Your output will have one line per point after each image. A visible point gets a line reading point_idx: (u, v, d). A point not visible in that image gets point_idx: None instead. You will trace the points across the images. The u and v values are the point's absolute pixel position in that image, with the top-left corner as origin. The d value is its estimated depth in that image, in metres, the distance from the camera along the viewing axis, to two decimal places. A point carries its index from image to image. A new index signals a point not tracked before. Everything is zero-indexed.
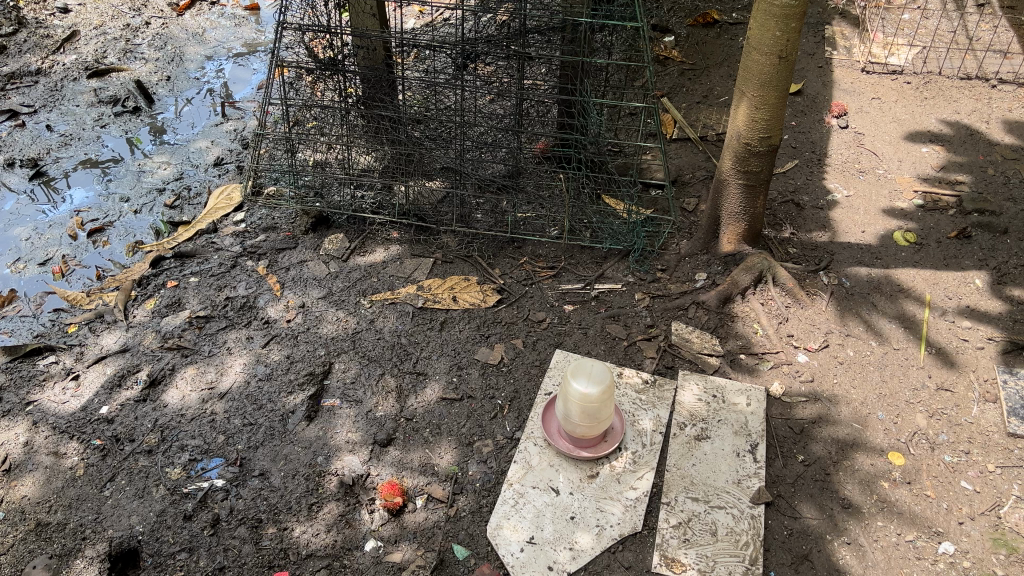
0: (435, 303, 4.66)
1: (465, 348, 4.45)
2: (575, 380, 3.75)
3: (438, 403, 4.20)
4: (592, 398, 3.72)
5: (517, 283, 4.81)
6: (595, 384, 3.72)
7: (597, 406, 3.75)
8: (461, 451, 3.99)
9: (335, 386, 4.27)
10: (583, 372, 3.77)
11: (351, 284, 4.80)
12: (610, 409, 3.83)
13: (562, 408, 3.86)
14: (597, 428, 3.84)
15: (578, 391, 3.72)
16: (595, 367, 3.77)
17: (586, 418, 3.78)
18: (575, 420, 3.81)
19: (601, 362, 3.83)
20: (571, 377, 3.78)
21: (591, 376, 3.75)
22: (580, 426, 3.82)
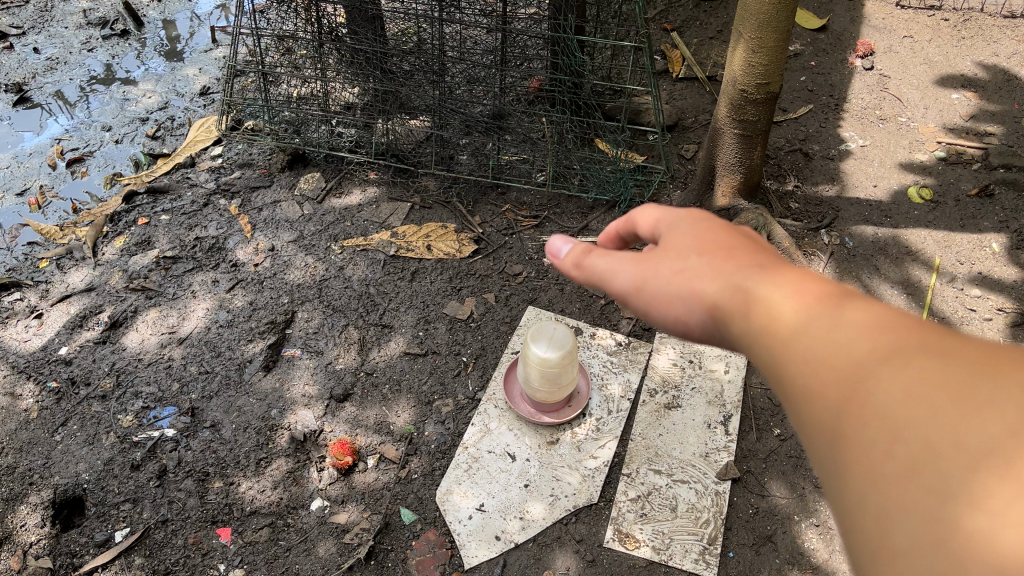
0: (407, 252, 4.46)
1: (434, 301, 4.26)
2: (535, 344, 3.54)
3: (401, 359, 4.04)
4: (552, 364, 3.51)
5: (496, 233, 4.59)
6: (555, 348, 3.52)
7: (558, 372, 3.55)
8: (419, 411, 3.84)
9: (297, 335, 4.14)
10: (544, 336, 3.56)
11: (323, 228, 4.62)
12: (572, 375, 3.63)
13: (522, 372, 3.66)
14: (560, 394, 3.65)
15: (537, 357, 3.51)
16: (556, 331, 3.57)
17: (547, 384, 3.59)
18: (536, 385, 3.61)
19: (565, 326, 3.64)
20: (531, 340, 3.57)
21: (552, 340, 3.54)
22: (541, 392, 3.63)
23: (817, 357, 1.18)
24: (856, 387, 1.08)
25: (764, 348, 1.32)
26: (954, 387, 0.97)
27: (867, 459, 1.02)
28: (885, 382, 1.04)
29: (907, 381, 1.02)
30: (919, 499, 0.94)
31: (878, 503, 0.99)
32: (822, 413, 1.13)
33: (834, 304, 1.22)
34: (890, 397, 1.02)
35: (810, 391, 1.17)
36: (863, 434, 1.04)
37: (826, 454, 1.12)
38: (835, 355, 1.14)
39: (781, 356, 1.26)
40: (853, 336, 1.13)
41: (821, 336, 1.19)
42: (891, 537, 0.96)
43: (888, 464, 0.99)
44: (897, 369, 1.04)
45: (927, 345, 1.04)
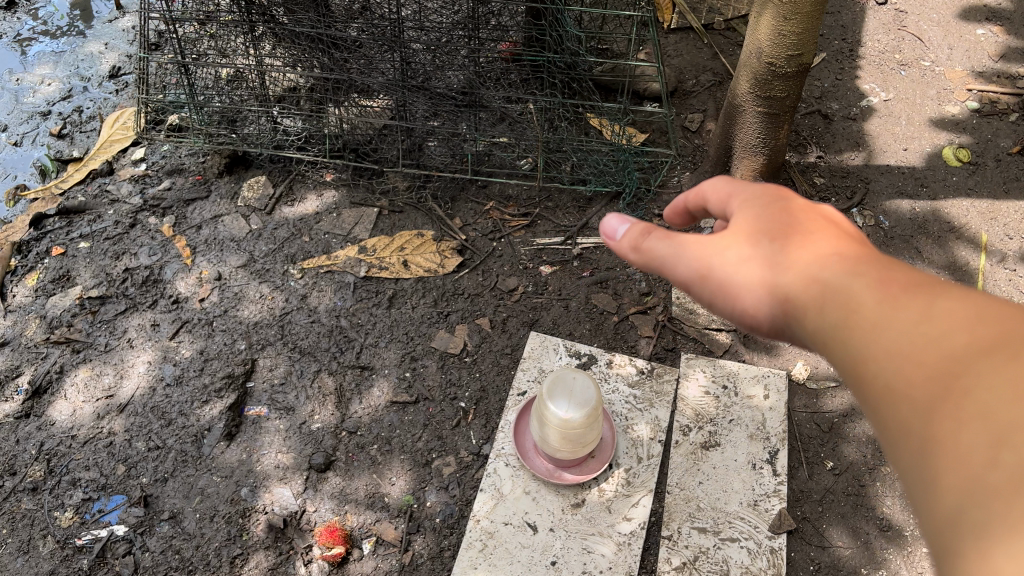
0: (380, 271, 3.80)
1: (419, 332, 3.64)
2: (553, 400, 2.99)
3: (388, 410, 3.45)
4: (575, 425, 2.96)
5: (482, 238, 3.93)
6: (577, 405, 2.96)
7: (581, 433, 3.00)
8: (416, 476, 3.28)
9: (260, 389, 3.50)
10: (563, 389, 3.01)
11: (277, 247, 3.92)
12: (596, 431, 3.09)
13: (537, 428, 3.12)
14: (582, 453, 3.11)
15: (557, 416, 2.97)
16: (577, 382, 3.02)
17: (567, 445, 3.04)
18: (553, 446, 3.07)
19: (586, 374, 3.08)
20: (548, 394, 3.03)
21: (573, 394, 2.99)
22: (560, 453, 3.09)
23: (911, 355, 1.16)
24: (951, 387, 1.07)
25: (864, 346, 1.26)
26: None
27: (975, 468, 0.98)
28: (979, 371, 1.04)
29: (1009, 383, 1.00)
30: (1016, 498, 0.90)
31: (985, 521, 0.93)
32: (921, 417, 1.10)
33: (915, 298, 1.23)
34: (988, 396, 1.01)
35: (917, 396, 1.12)
36: (965, 440, 1.01)
37: (921, 464, 1.07)
38: (916, 352, 1.16)
39: (896, 364, 1.18)
40: (939, 328, 1.14)
41: (911, 332, 1.19)
42: (989, 556, 0.90)
43: (993, 474, 0.95)
44: (982, 364, 1.05)
45: (1009, 337, 1.06)
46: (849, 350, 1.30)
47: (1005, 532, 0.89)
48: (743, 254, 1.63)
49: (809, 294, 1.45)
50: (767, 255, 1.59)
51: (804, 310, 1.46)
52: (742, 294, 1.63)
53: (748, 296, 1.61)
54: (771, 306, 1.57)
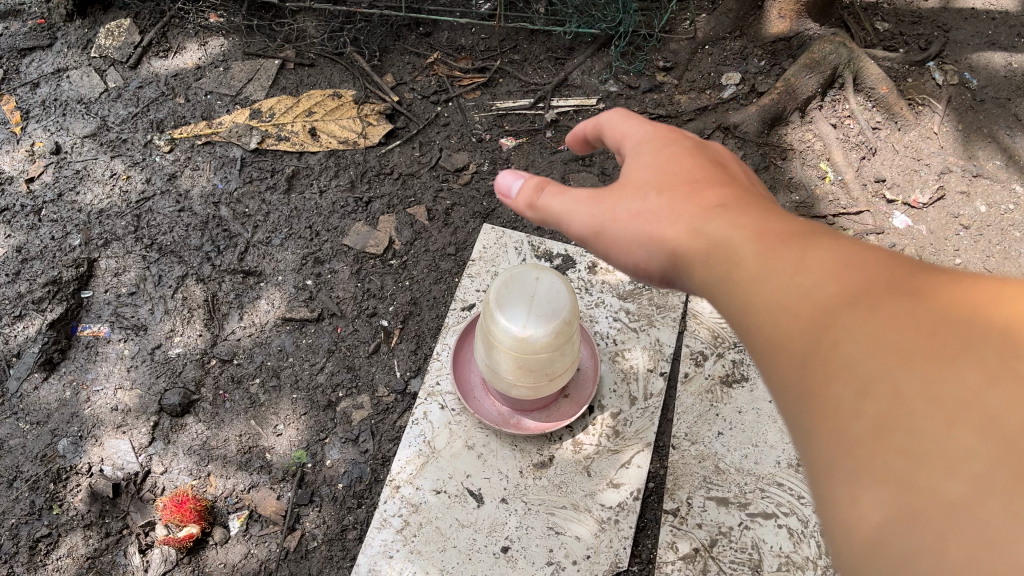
0: (279, 142, 2.76)
1: (328, 225, 2.61)
2: (504, 308, 1.97)
3: (279, 331, 2.43)
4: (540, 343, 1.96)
5: (420, 100, 2.88)
6: (541, 315, 1.94)
7: (549, 355, 2.00)
8: (313, 422, 2.28)
9: (100, 301, 2.48)
10: (518, 292, 1.97)
11: (140, 110, 2.86)
12: (570, 353, 2.09)
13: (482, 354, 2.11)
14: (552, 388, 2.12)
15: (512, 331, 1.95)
16: (538, 281, 1.98)
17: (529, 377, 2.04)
18: (508, 378, 2.07)
19: (554, 270, 2.04)
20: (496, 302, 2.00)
21: (534, 300, 1.95)
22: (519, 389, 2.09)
23: (782, 303, 1.02)
24: (824, 341, 0.92)
25: (742, 294, 1.11)
26: (917, 339, 0.84)
27: (841, 415, 0.86)
28: (853, 324, 0.90)
29: (877, 328, 0.87)
30: (897, 453, 0.79)
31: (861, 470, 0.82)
32: (797, 364, 0.96)
33: (796, 249, 1.07)
34: (865, 350, 0.87)
35: (783, 340, 0.99)
36: (836, 386, 0.88)
37: (796, 408, 0.95)
38: (795, 299, 1.00)
39: (765, 308, 1.05)
40: (817, 280, 0.99)
41: (790, 285, 1.02)
42: (872, 504, 0.80)
43: (857, 420, 0.84)
44: (857, 319, 0.90)
45: (884, 285, 0.92)
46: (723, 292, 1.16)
47: (880, 487, 0.80)
48: (638, 208, 1.42)
49: (692, 247, 1.29)
50: (672, 206, 1.37)
51: (695, 267, 1.28)
52: (645, 248, 1.41)
53: (645, 251, 1.41)
54: (671, 259, 1.35)
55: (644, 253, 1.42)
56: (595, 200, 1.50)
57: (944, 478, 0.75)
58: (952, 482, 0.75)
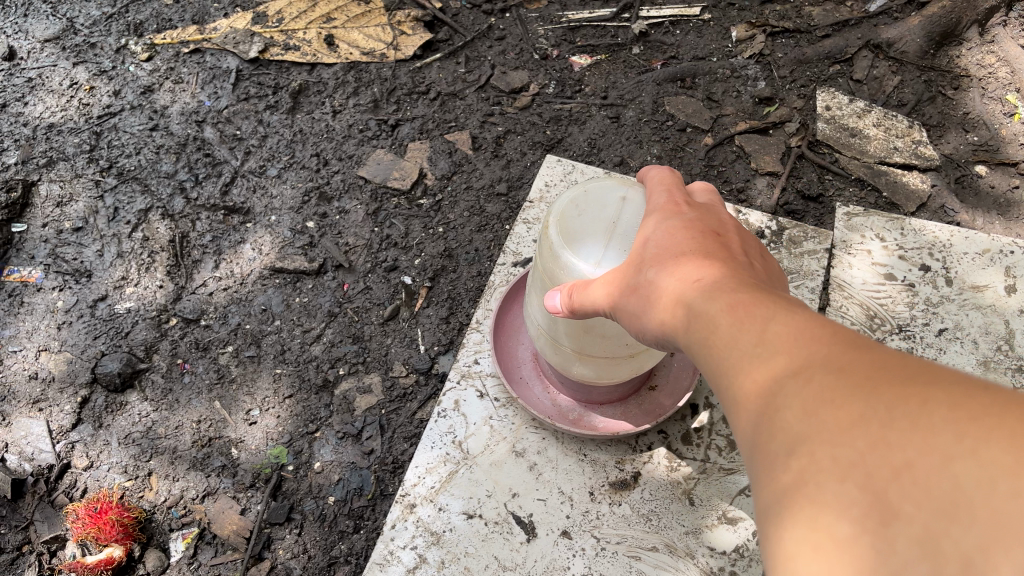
0: (285, 51, 2.15)
1: (340, 154, 1.98)
2: (570, 241, 1.12)
3: (265, 285, 1.80)
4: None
5: (470, 9, 2.25)
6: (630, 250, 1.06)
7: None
8: (300, 409, 1.63)
9: (35, 236, 1.87)
10: (593, 218, 1.11)
11: (116, 11, 2.28)
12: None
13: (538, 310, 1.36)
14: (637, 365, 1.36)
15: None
16: (629, 203, 1.10)
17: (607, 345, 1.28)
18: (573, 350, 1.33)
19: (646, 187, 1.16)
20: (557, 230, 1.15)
21: (619, 226, 1.08)
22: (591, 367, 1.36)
23: (728, 377, 0.67)
24: (768, 425, 0.60)
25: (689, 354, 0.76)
26: (855, 412, 0.53)
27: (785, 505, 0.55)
28: (794, 399, 0.58)
29: (810, 399, 0.57)
30: (812, 557, 0.51)
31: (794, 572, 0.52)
32: (743, 449, 0.64)
33: (748, 296, 0.71)
34: (810, 434, 0.55)
35: (730, 415, 0.67)
36: (770, 472, 0.58)
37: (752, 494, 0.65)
38: (739, 365, 0.66)
39: (709, 375, 0.72)
40: (770, 351, 0.64)
41: (740, 352, 0.67)
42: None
43: (777, 480, 0.56)
44: (797, 393, 0.58)
45: (837, 349, 0.59)
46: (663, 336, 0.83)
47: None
48: (641, 285, 0.85)
49: (674, 322, 0.78)
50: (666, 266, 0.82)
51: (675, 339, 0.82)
52: (645, 323, 0.85)
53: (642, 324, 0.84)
54: (659, 327, 0.82)
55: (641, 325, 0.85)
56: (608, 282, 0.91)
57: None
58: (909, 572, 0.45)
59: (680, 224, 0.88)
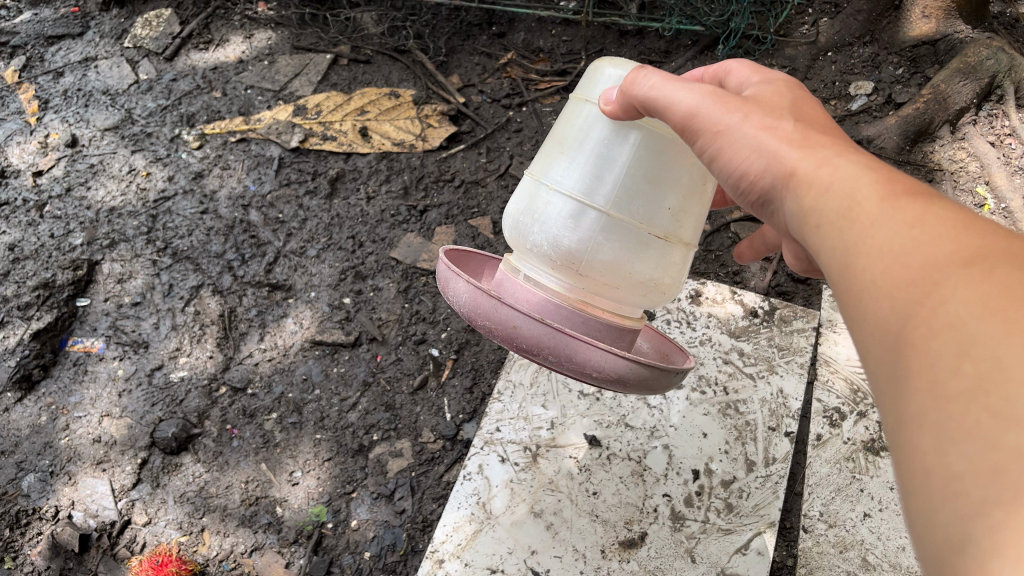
0: (323, 141, 2.38)
1: (374, 236, 2.19)
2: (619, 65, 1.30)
3: (305, 356, 1.98)
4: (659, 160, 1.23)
5: (491, 103, 2.48)
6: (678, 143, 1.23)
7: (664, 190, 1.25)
8: (338, 471, 1.80)
9: (98, 311, 2.07)
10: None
11: (170, 103, 2.51)
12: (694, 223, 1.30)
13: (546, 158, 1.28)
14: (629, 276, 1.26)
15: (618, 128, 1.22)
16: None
17: (623, 203, 1.23)
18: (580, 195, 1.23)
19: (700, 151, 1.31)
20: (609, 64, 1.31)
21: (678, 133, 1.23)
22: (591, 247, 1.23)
23: (880, 253, 0.75)
24: (924, 298, 0.67)
25: (821, 233, 0.84)
26: (1023, 294, 0.61)
27: (931, 376, 0.63)
28: (964, 281, 0.65)
29: (987, 289, 0.63)
30: (997, 426, 0.56)
31: (939, 422, 0.61)
32: (881, 315, 0.72)
33: (907, 194, 0.78)
34: (967, 309, 0.63)
35: (878, 292, 0.73)
36: (934, 340, 0.64)
37: (882, 361, 0.71)
38: (894, 247, 0.74)
39: (843, 251, 0.80)
40: (933, 237, 0.72)
41: (895, 234, 0.75)
42: (946, 461, 0.59)
43: (947, 385, 0.61)
44: (966, 277, 0.65)
45: (1015, 248, 0.67)
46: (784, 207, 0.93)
47: (949, 431, 0.60)
48: (771, 125, 0.95)
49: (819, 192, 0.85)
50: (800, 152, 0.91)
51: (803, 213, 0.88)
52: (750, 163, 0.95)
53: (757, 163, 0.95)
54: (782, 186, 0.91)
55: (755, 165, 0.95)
56: (716, 97, 1.01)
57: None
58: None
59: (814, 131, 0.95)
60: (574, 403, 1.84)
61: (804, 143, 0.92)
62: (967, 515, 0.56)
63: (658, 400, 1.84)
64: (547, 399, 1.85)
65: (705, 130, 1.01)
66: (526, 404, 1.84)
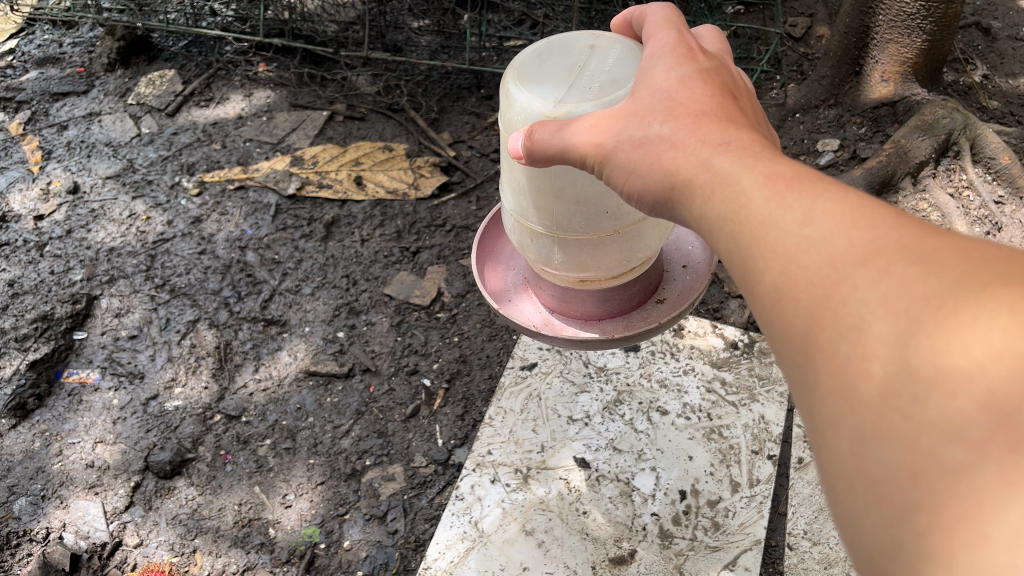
0: (319, 189, 2.48)
1: (368, 275, 2.28)
2: (529, 87, 1.17)
3: (299, 386, 2.02)
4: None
5: (479, 157, 2.62)
6: (596, 87, 1.13)
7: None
8: (331, 494, 1.82)
9: (94, 343, 2.10)
10: (559, 64, 1.18)
11: (171, 154, 2.61)
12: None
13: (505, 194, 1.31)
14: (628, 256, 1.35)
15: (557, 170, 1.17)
16: (598, 50, 1.19)
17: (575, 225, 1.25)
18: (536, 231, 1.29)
19: (619, 54, 1.18)
20: (519, 77, 1.19)
21: (583, 71, 1.15)
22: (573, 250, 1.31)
23: (770, 249, 0.71)
24: (823, 297, 0.64)
25: (713, 232, 0.79)
26: (922, 288, 0.58)
27: (838, 377, 0.61)
28: (860, 280, 0.62)
29: (884, 288, 0.60)
30: (908, 437, 0.55)
31: (855, 430, 0.59)
32: (781, 315, 0.69)
33: (790, 174, 0.74)
34: (870, 311, 0.60)
35: (770, 291, 0.70)
36: (837, 344, 0.62)
37: (783, 358, 0.69)
38: (789, 246, 0.69)
39: (741, 255, 0.74)
40: (824, 232, 0.67)
41: (784, 229, 0.70)
42: (865, 469, 0.58)
43: (856, 390, 0.60)
44: (863, 273, 0.62)
45: (906, 232, 0.62)
46: (681, 211, 0.86)
47: (866, 439, 0.58)
48: (642, 138, 0.90)
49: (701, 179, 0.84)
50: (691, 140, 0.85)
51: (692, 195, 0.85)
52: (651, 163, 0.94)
53: (638, 180, 0.91)
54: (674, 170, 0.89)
55: (637, 181, 0.91)
56: (595, 126, 0.95)
57: (942, 449, 0.53)
58: (947, 445, 0.53)
59: (688, 86, 0.93)
60: (563, 428, 1.88)
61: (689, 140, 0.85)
62: (889, 520, 0.56)
63: (645, 424, 1.88)
64: (537, 424, 1.90)
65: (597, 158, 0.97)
66: (517, 429, 1.89)
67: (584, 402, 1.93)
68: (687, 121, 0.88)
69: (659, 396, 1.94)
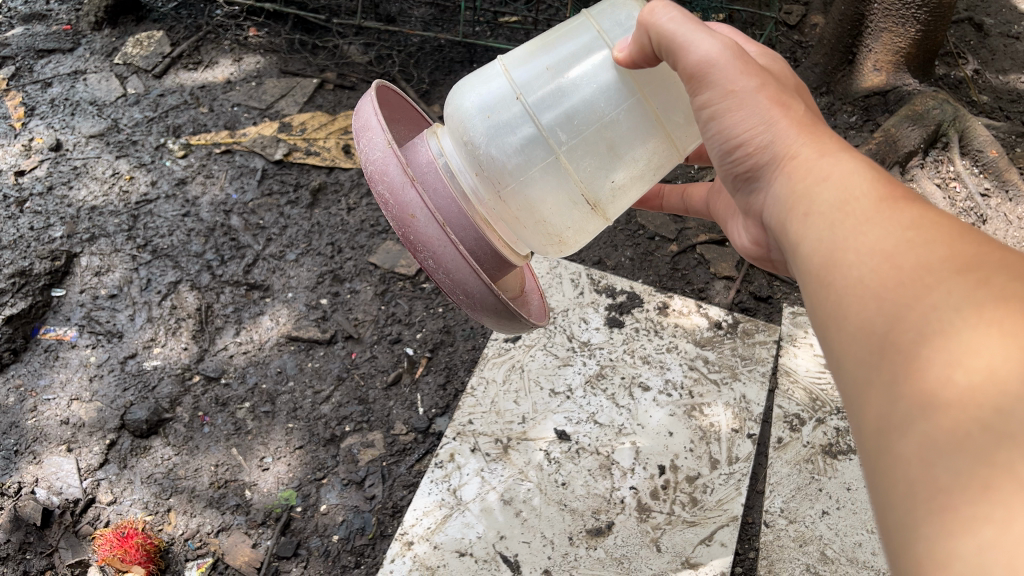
0: (306, 156, 2.46)
1: (353, 243, 2.26)
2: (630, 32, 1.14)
3: (281, 350, 2.01)
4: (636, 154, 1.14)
5: None
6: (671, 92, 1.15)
7: (590, 133, 1.11)
8: (309, 458, 1.81)
9: (72, 300, 2.08)
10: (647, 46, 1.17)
11: (156, 116, 2.58)
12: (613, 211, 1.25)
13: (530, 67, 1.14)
14: (496, 177, 1.14)
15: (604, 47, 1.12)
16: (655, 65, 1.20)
17: (574, 153, 1.12)
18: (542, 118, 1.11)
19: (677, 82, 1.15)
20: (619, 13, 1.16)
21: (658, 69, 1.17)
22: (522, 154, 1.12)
23: (864, 249, 0.73)
24: (912, 298, 0.66)
25: (809, 223, 0.82)
26: (1018, 308, 0.61)
27: (921, 381, 0.62)
28: (957, 287, 0.64)
29: (983, 303, 0.62)
30: (986, 439, 0.56)
31: (926, 432, 0.60)
32: (859, 313, 0.70)
33: (899, 197, 0.76)
34: (962, 320, 0.62)
35: (854, 289, 0.71)
36: (925, 347, 0.63)
37: (853, 358, 0.70)
38: (884, 245, 0.71)
39: (829, 251, 0.76)
40: (927, 243, 0.69)
41: (881, 232, 0.73)
42: (932, 475, 0.58)
43: (937, 392, 0.60)
44: (958, 282, 0.65)
45: (1006, 262, 0.66)
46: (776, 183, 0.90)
47: (940, 439, 0.58)
48: (782, 101, 0.93)
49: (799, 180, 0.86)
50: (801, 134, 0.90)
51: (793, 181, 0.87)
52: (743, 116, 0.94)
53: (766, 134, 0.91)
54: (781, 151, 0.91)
55: (764, 134, 0.91)
56: (736, 51, 0.94)
57: (1019, 459, 0.54)
58: None
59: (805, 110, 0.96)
60: (545, 400, 1.87)
61: (810, 131, 0.90)
62: (952, 528, 0.55)
63: (626, 400, 1.88)
64: (519, 396, 1.89)
65: (716, 84, 0.94)
66: (499, 400, 1.88)
67: (567, 375, 1.92)
68: (809, 120, 0.92)
69: (641, 372, 1.93)
